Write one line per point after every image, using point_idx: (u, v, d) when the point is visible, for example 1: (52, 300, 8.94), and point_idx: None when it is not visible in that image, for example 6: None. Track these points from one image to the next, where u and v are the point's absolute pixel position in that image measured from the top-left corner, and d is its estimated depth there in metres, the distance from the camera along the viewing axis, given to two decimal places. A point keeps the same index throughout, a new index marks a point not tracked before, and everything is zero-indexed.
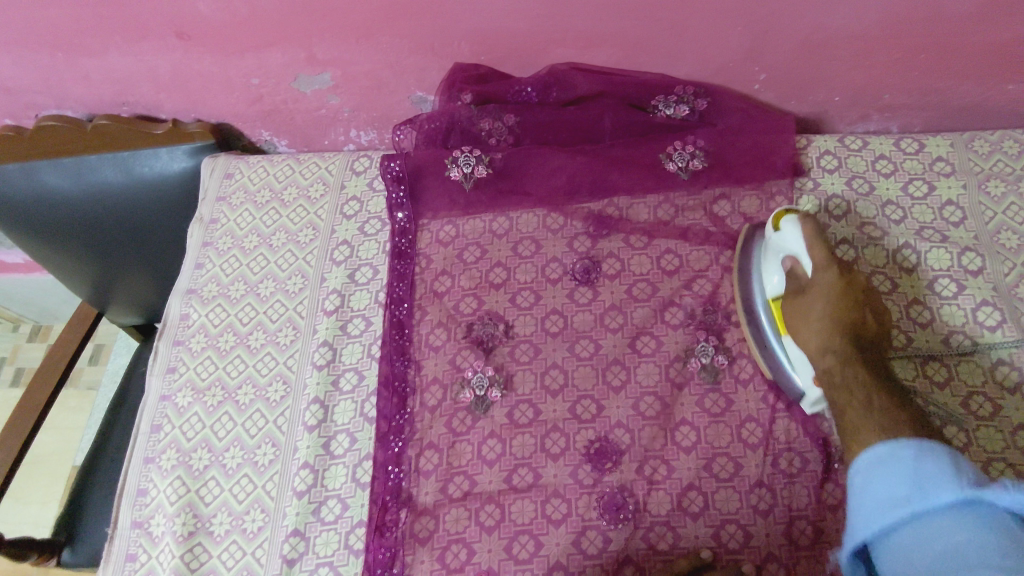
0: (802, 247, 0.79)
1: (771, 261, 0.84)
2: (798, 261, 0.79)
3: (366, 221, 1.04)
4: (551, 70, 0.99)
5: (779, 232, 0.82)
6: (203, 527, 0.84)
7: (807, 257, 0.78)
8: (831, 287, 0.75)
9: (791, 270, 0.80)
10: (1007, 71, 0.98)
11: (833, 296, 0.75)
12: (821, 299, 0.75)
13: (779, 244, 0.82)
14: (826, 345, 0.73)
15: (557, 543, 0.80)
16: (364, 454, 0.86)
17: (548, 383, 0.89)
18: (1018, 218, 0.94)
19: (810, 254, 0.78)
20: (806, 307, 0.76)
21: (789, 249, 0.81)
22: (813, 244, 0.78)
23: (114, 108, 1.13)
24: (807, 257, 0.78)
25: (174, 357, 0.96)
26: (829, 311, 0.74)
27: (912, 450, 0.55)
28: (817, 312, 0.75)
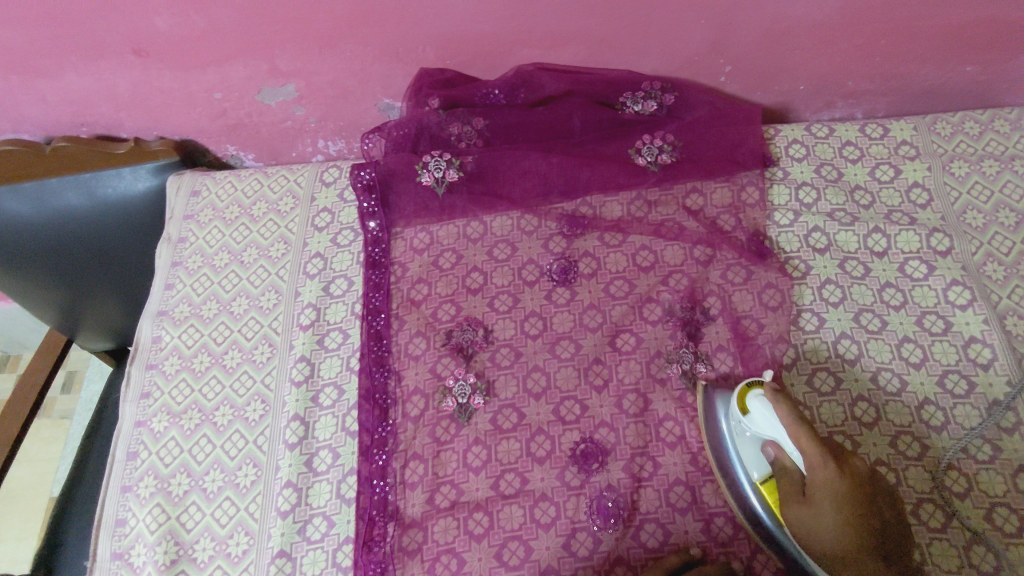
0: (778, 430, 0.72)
1: (744, 449, 0.76)
2: (783, 449, 0.72)
3: (338, 233, 1.02)
4: (517, 72, 0.99)
5: (748, 416, 0.76)
6: (186, 554, 0.82)
7: (791, 445, 0.71)
8: (833, 480, 0.68)
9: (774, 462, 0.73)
10: (965, 53, 0.99)
11: (839, 494, 0.68)
12: (830, 506, 0.68)
13: (752, 429, 0.75)
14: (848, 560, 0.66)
15: (548, 547, 0.79)
16: (348, 469, 0.85)
17: (531, 386, 0.88)
18: (982, 197, 0.95)
19: (792, 442, 0.71)
20: (812, 522, 0.69)
21: (767, 434, 0.73)
22: (793, 428, 0.71)
23: (72, 129, 1.10)
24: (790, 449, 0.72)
25: (147, 381, 0.94)
26: (841, 522, 0.67)
27: None
28: (830, 520, 0.68)
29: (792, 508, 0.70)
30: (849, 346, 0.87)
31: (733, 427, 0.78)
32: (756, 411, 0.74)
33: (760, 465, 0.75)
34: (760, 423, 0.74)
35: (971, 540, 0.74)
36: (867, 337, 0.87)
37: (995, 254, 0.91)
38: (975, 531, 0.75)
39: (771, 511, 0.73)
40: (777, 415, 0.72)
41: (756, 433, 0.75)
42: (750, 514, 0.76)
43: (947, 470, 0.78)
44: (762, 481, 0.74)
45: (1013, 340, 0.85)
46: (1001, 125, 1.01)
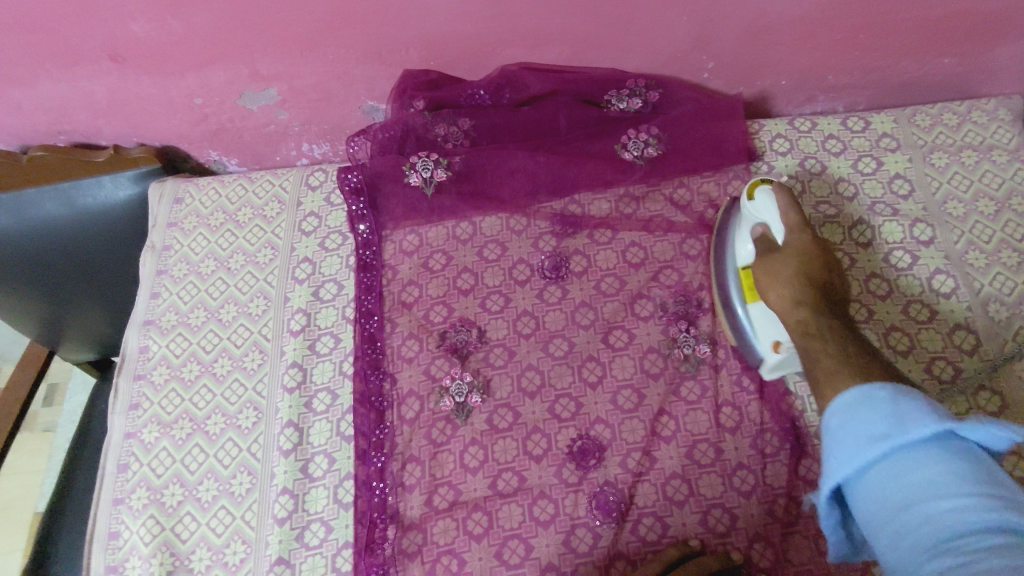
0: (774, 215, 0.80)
1: (743, 233, 0.84)
2: (770, 228, 0.81)
3: (326, 237, 1.01)
4: (501, 72, 0.99)
5: (751, 203, 0.83)
6: (183, 565, 0.81)
7: (779, 222, 0.79)
8: (798, 255, 0.75)
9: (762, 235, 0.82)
10: (941, 45, 1.01)
11: (802, 261, 0.74)
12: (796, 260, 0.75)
13: (752, 215, 0.83)
14: (790, 300, 0.72)
15: (548, 545, 0.80)
16: (344, 474, 0.85)
17: (525, 385, 0.88)
18: (962, 187, 0.97)
19: (781, 219, 0.79)
20: (777, 270, 0.75)
21: (762, 219, 0.81)
22: (786, 213, 0.79)
23: (49, 137, 1.08)
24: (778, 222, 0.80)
25: (136, 392, 0.93)
26: (797, 270, 0.74)
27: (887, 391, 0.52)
28: (787, 271, 0.74)
29: (763, 257, 0.78)
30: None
31: (743, 214, 0.86)
32: (760, 203, 0.82)
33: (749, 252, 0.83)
34: (760, 211, 0.82)
35: None
36: (856, 327, 0.89)
37: (976, 242, 0.93)
38: None
39: (746, 291, 0.83)
40: (777, 208, 0.80)
41: (755, 219, 0.83)
42: (730, 295, 0.85)
43: None
44: (746, 265, 0.83)
45: (996, 326, 0.87)
46: (978, 115, 1.03)
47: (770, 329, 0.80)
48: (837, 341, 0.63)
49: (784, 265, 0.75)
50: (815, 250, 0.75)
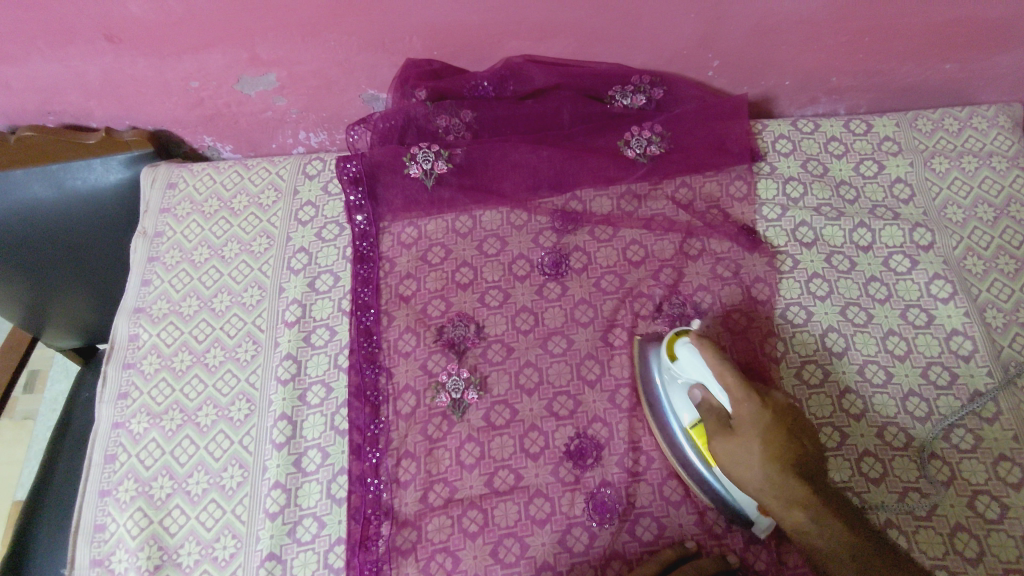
0: (705, 374, 0.73)
1: (676, 393, 0.78)
2: (710, 392, 0.74)
3: (322, 227, 1.00)
4: (506, 64, 0.97)
5: (677, 363, 0.77)
6: (171, 559, 0.79)
7: (719, 387, 0.72)
8: (760, 418, 0.69)
9: (704, 401, 0.74)
10: (945, 50, 1.01)
11: (765, 431, 0.69)
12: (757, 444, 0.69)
13: (682, 376, 0.76)
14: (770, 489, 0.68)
15: (543, 544, 0.79)
16: (338, 469, 0.83)
17: (523, 382, 0.87)
18: (962, 193, 0.97)
19: (718, 381, 0.72)
20: (742, 464, 0.69)
21: (695, 378, 0.75)
22: (718, 370, 0.71)
23: (38, 117, 1.05)
24: (715, 384, 0.73)
25: (125, 382, 0.91)
26: (768, 452, 0.68)
27: None
28: (757, 458, 0.68)
29: (721, 444, 0.71)
30: (836, 339, 0.89)
31: (664, 370, 0.79)
32: (684, 361, 0.75)
33: (692, 410, 0.76)
34: (691, 370, 0.75)
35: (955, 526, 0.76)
36: (854, 331, 0.89)
37: (975, 249, 0.93)
38: (959, 517, 0.77)
39: (704, 454, 0.76)
40: (704, 362, 0.73)
41: (687, 379, 0.77)
42: (687, 459, 0.78)
43: (932, 459, 0.80)
44: (696, 425, 0.76)
45: (992, 332, 0.87)
46: (979, 122, 1.03)
47: (743, 496, 0.74)
48: (869, 565, 0.61)
49: (748, 459, 0.69)
50: (769, 413, 0.70)
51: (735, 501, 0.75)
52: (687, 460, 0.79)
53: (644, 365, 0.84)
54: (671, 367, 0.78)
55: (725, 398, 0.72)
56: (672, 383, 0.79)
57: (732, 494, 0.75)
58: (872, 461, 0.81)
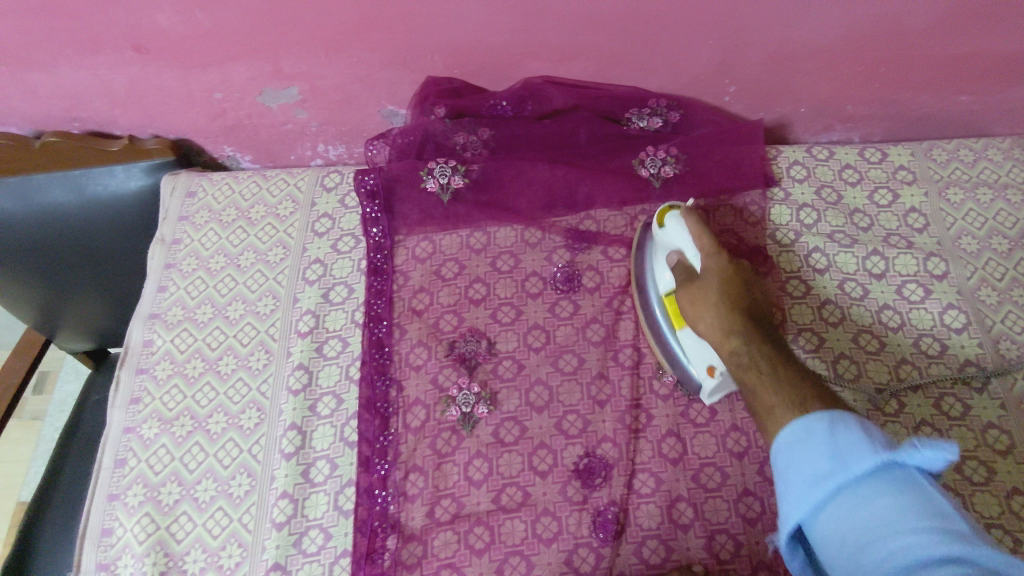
0: (687, 240, 0.82)
1: (659, 258, 0.86)
2: (684, 254, 0.82)
3: (338, 239, 1.01)
4: (525, 85, 0.99)
5: (665, 230, 0.85)
6: (176, 566, 0.79)
7: (694, 247, 0.80)
8: (724, 267, 0.77)
9: (677, 262, 0.82)
10: (961, 82, 1.02)
11: (725, 274, 0.76)
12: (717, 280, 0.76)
13: (665, 242, 0.84)
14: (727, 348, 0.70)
15: (549, 563, 0.78)
16: (346, 481, 0.83)
17: (533, 400, 0.87)
18: (977, 224, 0.97)
19: (696, 244, 0.80)
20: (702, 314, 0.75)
21: (676, 243, 0.83)
22: (697, 232, 0.80)
23: (63, 123, 1.07)
24: (692, 248, 0.81)
25: (137, 387, 0.91)
26: (724, 288, 0.75)
27: (825, 424, 0.52)
28: (711, 299, 0.75)
29: (684, 292, 0.77)
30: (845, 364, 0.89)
31: (655, 243, 0.87)
32: (671, 228, 0.84)
33: (668, 278, 0.83)
34: (673, 234, 0.83)
35: None
36: (866, 359, 0.89)
37: (989, 280, 0.93)
38: None
39: (671, 317, 0.83)
40: (686, 227, 0.82)
41: (671, 246, 0.84)
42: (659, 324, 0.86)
43: (943, 491, 0.80)
44: (669, 292, 0.83)
45: (1006, 364, 0.87)
46: (994, 153, 1.03)
47: (700, 358, 0.81)
48: (777, 375, 0.62)
49: (708, 293, 0.75)
50: (733, 271, 0.77)
51: (691, 370, 0.83)
52: (659, 331, 0.86)
53: (659, 339, 0.86)
54: (661, 235, 0.86)
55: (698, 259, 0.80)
56: (658, 249, 0.86)
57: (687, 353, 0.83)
58: None
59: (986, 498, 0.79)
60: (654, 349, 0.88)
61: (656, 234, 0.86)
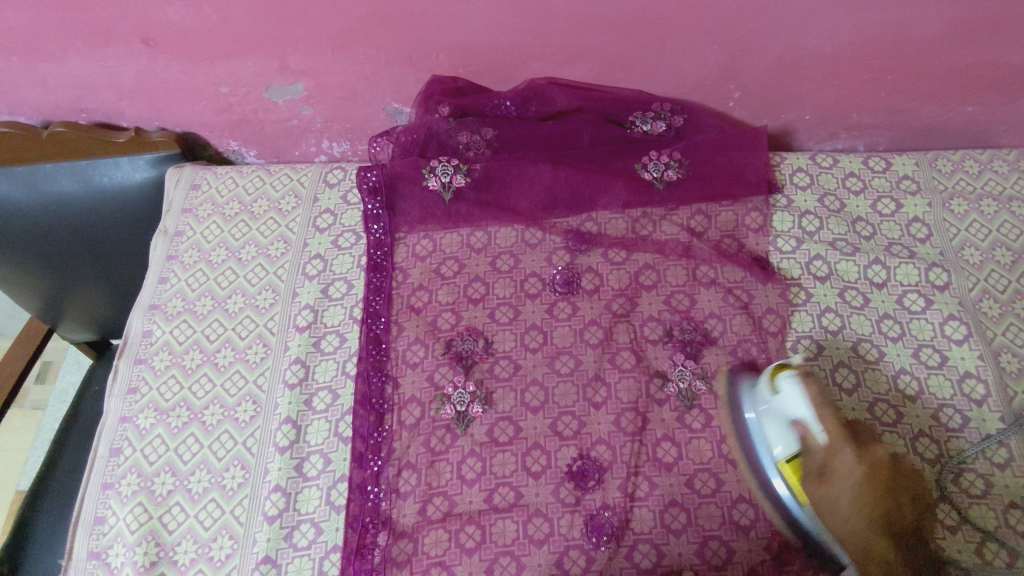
0: (808, 411, 0.72)
1: (772, 425, 0.76)
2: (808, 428, 0.72)
3: (340, 235, 1.01)
4: (529, 85, 0.99)
5: (779, 394, 0.75)
6: (167, 557, 0.79)
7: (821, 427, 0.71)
8: (857, 470, 0.70)
9: (800, 436, 0.73)
10: (967, 93, 1.02)
11: (861, 482, 0.70)
12: (850, 490, 0.70)
13: (782, 409, 0.74)
14: (863, 539, 0.71)
15: (540, 564, 0.78)
16: (339, 476, 0.83)
17: (528, 400, 0.87)
18: (980, 235, 0.97)
19: (822, 421, 0.71)
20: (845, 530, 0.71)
21: (794, 413, 0.73)
22: (820, 411, 0.71)
23: (71, 114, 1.07)
24: (816, 424, 0.71)
25: (135, 376, 0.92)
26: (861, 496, 0.70)
27: None
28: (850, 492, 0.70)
29: (811, 489, 0.71)
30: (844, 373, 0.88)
31: (766, 404, 0.77)
32: (788, 394, 0.73)
33: (787, 442, 0.74)
34: (790, 402, 0.73)
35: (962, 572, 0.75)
36: (865, 367, 0.88)
37: (991, 292, 0.92)
38: (966, 563, 0.75)
39: (795, 491, 0.74)
40: (808, 399, 0.72)
41: (783, 413, 0.74)
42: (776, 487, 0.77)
43: (939, 501, 0.79)
44: (786, 458, 0.74)
45: (1006, 377, 0.86)
46: (999, 165, 1.03)
47: (827, 531, 0.72)
48: None
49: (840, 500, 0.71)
50: (864, 466, 0.71)
51: (828, 543, 0.73)
52: (767, 485, 0.78)
53: (733, 410, 0.84)
54: (774, 400, 0.76)
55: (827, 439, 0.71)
56: (765, 407, 0.77)
57: (818, 532, 0.74)
58: None
59: (988, 517, 0.78)
60: (738, 464, 0.81)
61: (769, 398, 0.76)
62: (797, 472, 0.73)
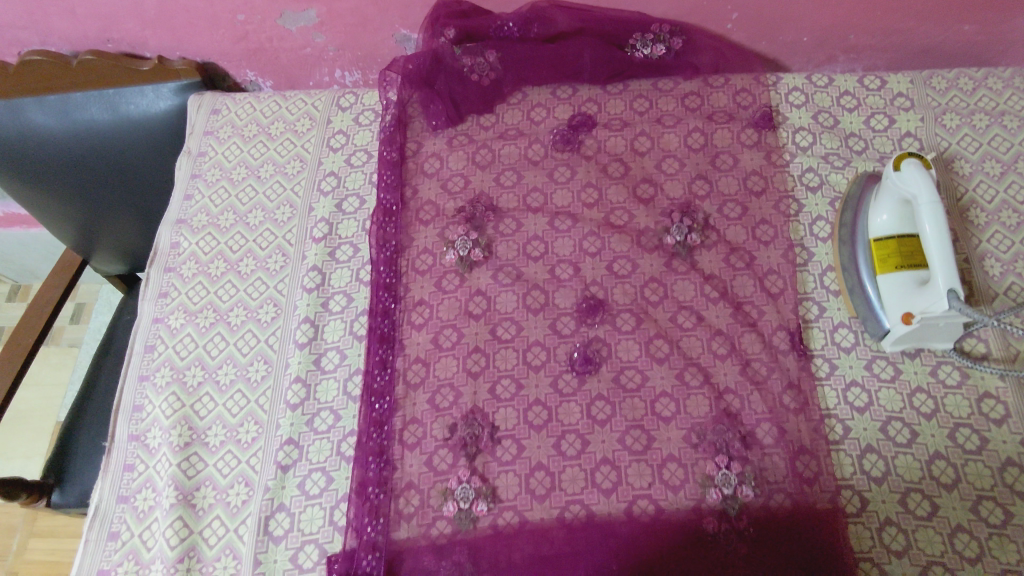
0: (924, 187, 0.81)
1: (883, 200, 0.87)
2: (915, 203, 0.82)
3: (352, 154, 1.06)
4: (531, 7, 1.03)
5: (900, 175, 0.84)
6: (199, 439, 0.87)
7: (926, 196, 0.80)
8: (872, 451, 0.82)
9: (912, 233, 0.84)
10: (963, 11, 1.03)
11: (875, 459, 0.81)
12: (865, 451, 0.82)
13: (899, 188, 0.84)
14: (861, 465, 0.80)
15: (538, 446, 0.85)
16: (355, 369, 0.90)
17: (530, 302, 0.93)
18: (971, 148, 0.99)
19: (933, 193, 0.79)
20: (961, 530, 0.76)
21: (909, 191, 0.83)
22: (927, 185, 0.80)
23: (98, 44, 1.14)
24: (923, 198, 0.81)
25: (165, 283, 0.99)
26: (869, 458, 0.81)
27: None
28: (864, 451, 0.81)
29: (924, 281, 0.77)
30: (846, 257, 0.91)
31: (884, 185, 0.87)
32: (909, 174, 0.83)
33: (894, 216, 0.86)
34: (908, 181, 0.82)
35: (935, 455, 0.81)
36: None
37: (979, 201, 0.95)
38: (939, 446, 0.82)
39: (875, 263, 0.87)
40: (926, 176, 0.81)
41: (902, 193, 0.84)
42: (857, 268, 0.90)
43: (917, 392, 0.85)
44: (882, 235, 0.87)
45: (987, 279, 0.90)
46: (994, 82, 1.04)
47: (896, 304, 0.84)
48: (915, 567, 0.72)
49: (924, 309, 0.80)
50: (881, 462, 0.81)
51: (883, 311, 0.86)
52: (855, 263, 0.90)
53: (844, 209, 0.94)
54: (894, 179, 0.85)
55: (928, 211, 0.80)
56: (885, 190, 0.87)
57: (882, 308, 0.87)
58: (857, 391, 0.86)
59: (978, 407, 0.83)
60: (834, 252, 0.94)
61: (887, 178, 0.86)
62: (884, 246, 0.86)
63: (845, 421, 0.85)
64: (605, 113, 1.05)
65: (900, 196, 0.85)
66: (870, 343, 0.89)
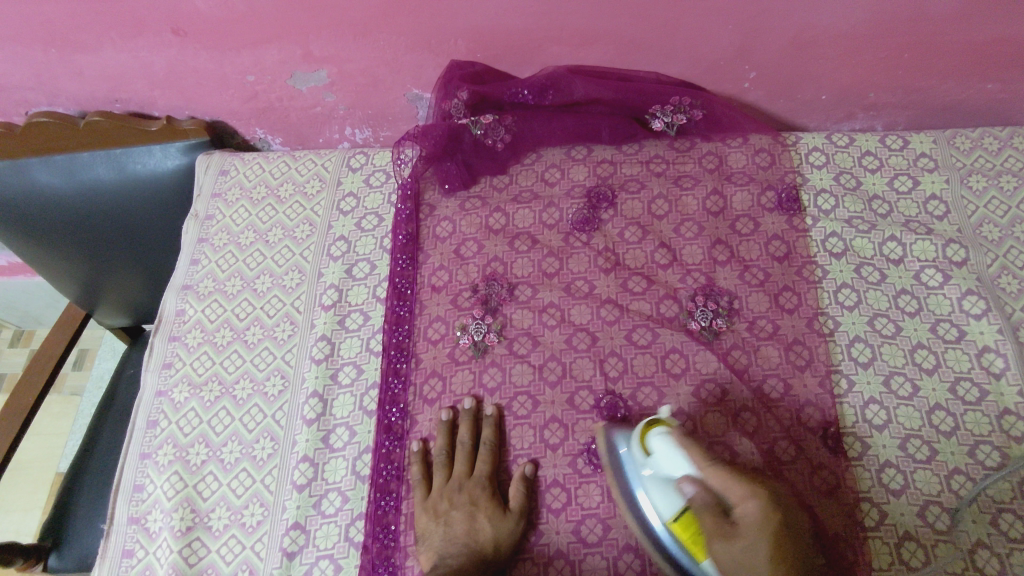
0: (687, 465, 0.73)
1: (654, 491, 0.75)
2: (687, 482, 0.72)
3: (363, 217, 1.05)
4: (548, 74, 1.00)
5: (649, 456, 0.77)
6: (202, 522, 0.84)
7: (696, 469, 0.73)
8: (761, 518, 0.66)
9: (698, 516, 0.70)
10: (985, 70, 1.01)
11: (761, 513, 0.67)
12: (753, 536, 0.65)
13: (656, 471, 0.75)
14: None
15: (557, 532, 0.81)
16: (364, 447, 0.87)
17: (546, 375, 0.89)
18: (999, 212, 0.96)
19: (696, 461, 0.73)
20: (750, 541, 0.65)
21: (676, 471, 0.74)
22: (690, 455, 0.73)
23: (105, 104, 1.12)
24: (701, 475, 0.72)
25: (169, 353, 0.97)
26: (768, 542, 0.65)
27: None
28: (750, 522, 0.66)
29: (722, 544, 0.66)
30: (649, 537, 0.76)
31: (637, 473, 0.78)
32: (660, 452, 0.75)
33: (672, 502, 0.73)
34: (666, 460, 0.74)
35: (976, 543, 0.77)
36: (881, 342, 0.89)
37: (1010, 268, 0.92)
38: (982, 533, 0.77)
39: (691, 551, 0.71)
40: (682, 453, 0.74)
41: (663, 475, 0.75)
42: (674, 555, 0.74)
43: (954, 474, 0.80)
44: (676, 517, 0.72)
45: None
46: (1019, 142, 1.01)
47: None
48: None
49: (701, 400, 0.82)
50: (770, 512, 0.67)
51: None
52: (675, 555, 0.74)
53: (616, 472, 0.80)
54: (646, 460, 0.77)
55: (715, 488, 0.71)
56: (644, 477, 0.77)
57: None
58: (892, 472, 0.81)
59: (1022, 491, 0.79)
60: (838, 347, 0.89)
61: (637, 460, 0.78)
62: (686, 528, 0.71)
63: (880, 504, 0.80)
64: (621, 174, 1.03)
65: (671, 481, 0.74)
66: (902, 421, 0.84)
